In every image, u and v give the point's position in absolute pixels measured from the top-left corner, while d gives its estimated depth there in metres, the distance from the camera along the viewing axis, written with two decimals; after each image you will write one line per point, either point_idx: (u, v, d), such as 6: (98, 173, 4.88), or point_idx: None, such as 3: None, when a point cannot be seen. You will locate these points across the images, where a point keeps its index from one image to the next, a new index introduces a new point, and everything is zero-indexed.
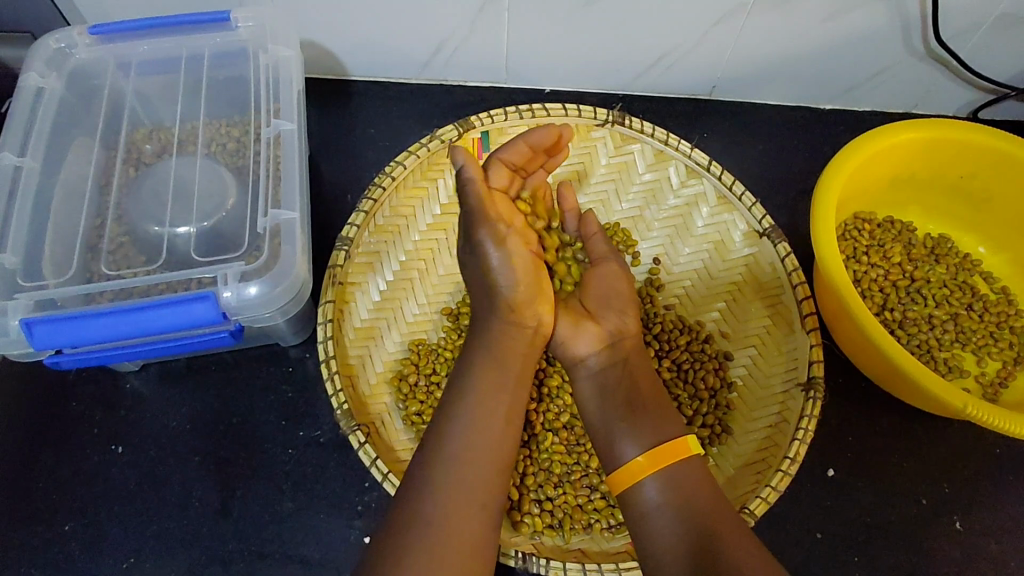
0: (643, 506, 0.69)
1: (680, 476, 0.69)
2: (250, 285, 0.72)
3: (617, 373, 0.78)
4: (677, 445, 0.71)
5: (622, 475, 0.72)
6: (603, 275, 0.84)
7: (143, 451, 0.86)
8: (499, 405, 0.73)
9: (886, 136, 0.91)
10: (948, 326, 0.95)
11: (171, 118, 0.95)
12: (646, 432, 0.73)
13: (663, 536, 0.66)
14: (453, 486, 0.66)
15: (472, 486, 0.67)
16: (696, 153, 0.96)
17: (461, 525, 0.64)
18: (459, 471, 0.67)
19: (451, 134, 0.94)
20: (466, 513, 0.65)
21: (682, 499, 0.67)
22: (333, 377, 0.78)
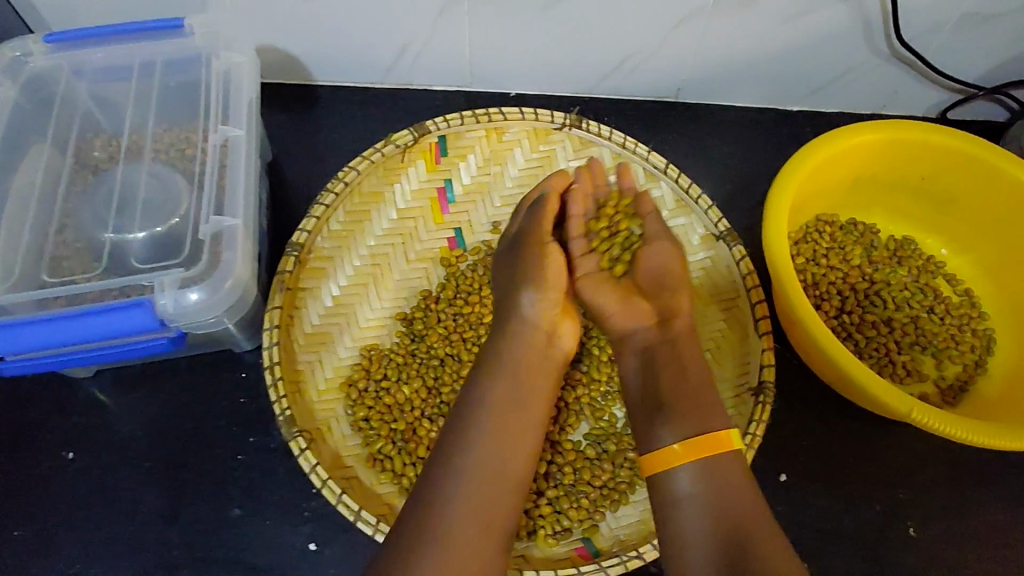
0: (671, 494, 0.68)
1: (717, 471, 0.67)
2: (188, 291, 0.72)
3: (667, 353, 0.75)
4: (719, 437, 0.69)
5: (658, 456, 0.70)
6: (657, 256, 0.79)
7: (95, 456, 0.86)
8: (516, 418, 0.73)
9: (843, 138, 0.90)
10: (908, 328, 0.94)
11: (120, 123, 0.95)
12: (688, 422, 0.70)
13: (690, 530, 0.66)
14: (465, 500, 0.67)
15: (484, 501, 0.67)
16: (653, 156, 0.95)
17: (472, 539, 0.65)
18: (469, 483, 0.68)
19: (406, 138, 0.94)
20: (478, 528, 0.66)
21: (717, 491, 0.66)
22: (277, 383, 0.78)
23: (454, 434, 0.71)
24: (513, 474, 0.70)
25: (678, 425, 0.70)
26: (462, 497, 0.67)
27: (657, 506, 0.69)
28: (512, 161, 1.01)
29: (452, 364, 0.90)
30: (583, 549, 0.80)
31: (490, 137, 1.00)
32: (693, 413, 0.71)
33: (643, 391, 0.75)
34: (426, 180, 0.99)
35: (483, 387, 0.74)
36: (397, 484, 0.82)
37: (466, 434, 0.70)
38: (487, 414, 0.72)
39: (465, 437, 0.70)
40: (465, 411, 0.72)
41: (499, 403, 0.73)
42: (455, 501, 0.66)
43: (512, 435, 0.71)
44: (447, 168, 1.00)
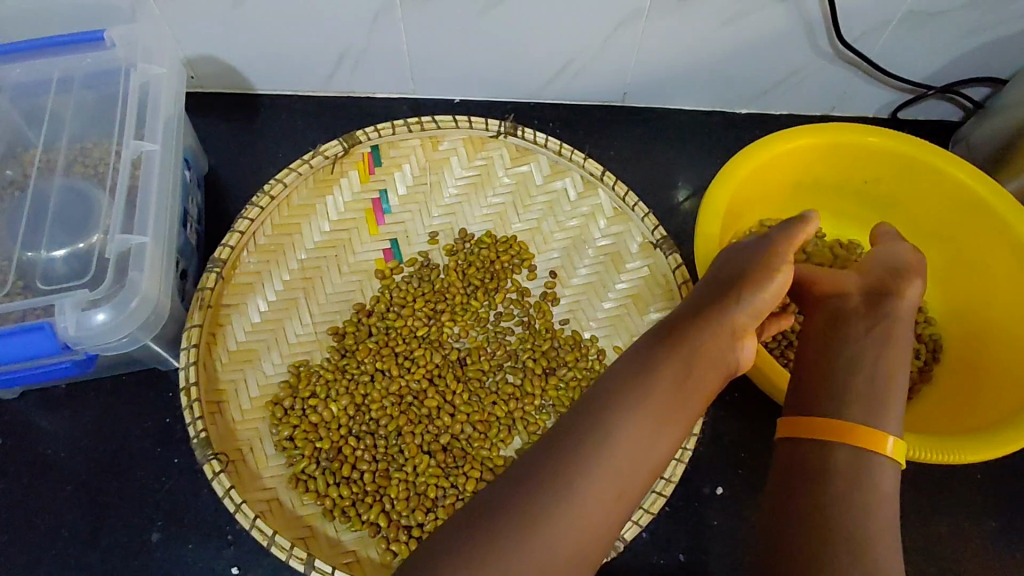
0: (797, 460, 0.66)
1: (853, 465, 0.63)
2: (91, 312, 0.70)
3: (869, 329, 0.72)
4: (878, 437, 0.65)
5: (794, 424, 0.68)
6: (893, 251, 0.80)
7: (15, 480, 0.84)
8: (676, 407, 0.65)
9: (780, 142, 0.89)
10: None
11: (33, 138, 0.91)
12: (866, 410, 0.66)
13: (802, 501, 0.62)
14: (602, 479, 0.59)
15: (616, 484, 0.59)
16: (589, 163, 0.94)
17: (593, 529, 0.58)
18: (608, 463, 0.60)
19: (335, 149, 0.92)
20: (604, 512, 0.59)
21: (866, 480, 0.63)
22: (192, 404, 0.76)
23: (603, 404, 0.63)
24: (649, 465, 0.62)
25: (848, 411, 0.67)
26: (599, 477, 0.59)
27: (777, 470, 0.67)
28: (449, 171, 1.00)
29: (380, 379, 0.88)
30: None
31: (425, 146, 0.99)
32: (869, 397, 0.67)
33: (835, 370, 0.70)
34: (359, 191, 0.97)
35: (656, 367, 0.66)
36: (319, 504, 0.81)
37: (622, 408, 0.62)
38: (650, 392, 0.64)
39: (617, 410, 0.62)
40: (624, 386, 0.64)
41: (667, 388, 0.64)
42: (594, 478, 0.59)
43: (664, 421, 0.63)
44: (381, 178, 0.98)
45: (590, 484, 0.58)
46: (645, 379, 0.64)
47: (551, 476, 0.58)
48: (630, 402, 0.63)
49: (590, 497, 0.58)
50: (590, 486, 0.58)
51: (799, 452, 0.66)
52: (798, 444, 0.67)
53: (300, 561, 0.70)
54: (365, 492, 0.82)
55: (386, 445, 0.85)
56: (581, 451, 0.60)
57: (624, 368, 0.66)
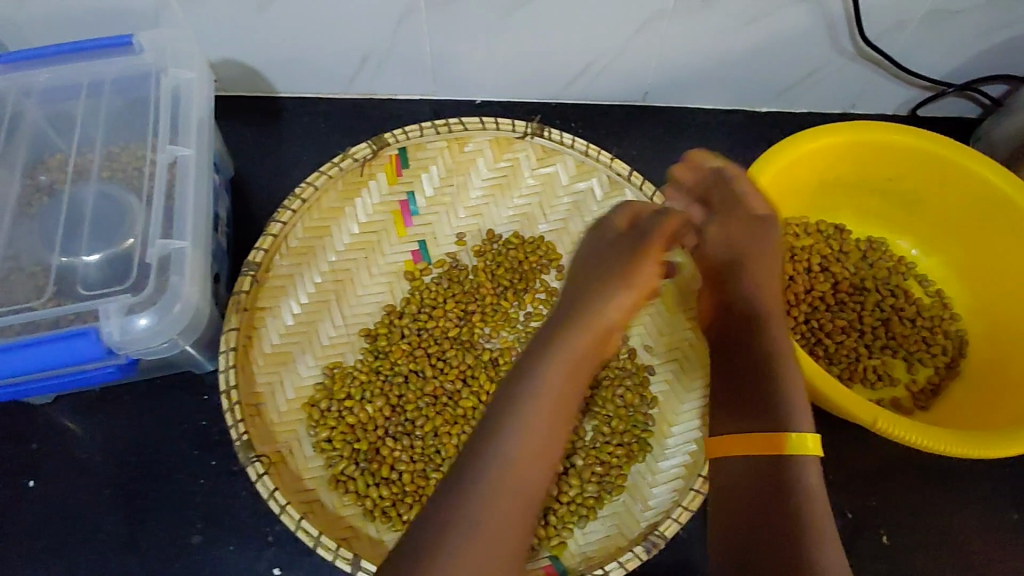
0: (761, 481, 0.64)
1: (802, 484, 0.63)
2: (135, 316, 0.71)
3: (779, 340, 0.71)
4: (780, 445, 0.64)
5: (741, 440, 0.66)
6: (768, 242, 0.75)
7: (53, 484, 0.84)
8: (555, 408, 0.60)
9: (805, 142, 0.90)
10: (878, 331, 0.93)
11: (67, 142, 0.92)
12: (774, 409, 0.66)
13: (780, 526, 0.61)
14: (490, 489, 0.57)
15: (518, 487, 0.57)
16: (616, 163, 0.94)
17: (509, 544, 0.56)
18: (500, 471, 0.57)
19: (364, 152, 0.93)
20: (507, 517, 0.57)
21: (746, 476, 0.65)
22: (233, 407, 0.77)
23: (501, 404, 0.60)
24: (537, 470, 0.59)
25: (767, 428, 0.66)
26: (496, 480, 0.57)
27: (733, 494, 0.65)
28: (475, 172, 1.00)
29: (415, 381, 0.89)
30: (551, 566, 0.78)
31: (451, 148, 0.99)
32: (772, 405, 0.66)
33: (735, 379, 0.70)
34: (387, 193, 0.98)
35: (533, 384, 0.60)
36: (360, 505, 0.81)
37: (509, 412, 0.59)
38: (500, 427, 0.59)
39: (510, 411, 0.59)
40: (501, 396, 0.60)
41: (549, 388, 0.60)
42: (490, 483, 0.57)
43: (535, 426, 0.59)
44: (408, 181, 0.98)
45: (486, 494, 0.56)
46: (531, 387, 0.60)
47: (458, 491, 0.57)
48: (479, 435, 0.59)
49: (482, 508, 0.56)
50: (491, 496, 0.56)
51: (755, 471, 0.65)
52: (757, 462, 0.65)
53: (347, 561, 0.71)
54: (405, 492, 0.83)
55: (423, 445, 0.85)
56: (480, 472, 0.57)
57: (505, 384, 0.61)
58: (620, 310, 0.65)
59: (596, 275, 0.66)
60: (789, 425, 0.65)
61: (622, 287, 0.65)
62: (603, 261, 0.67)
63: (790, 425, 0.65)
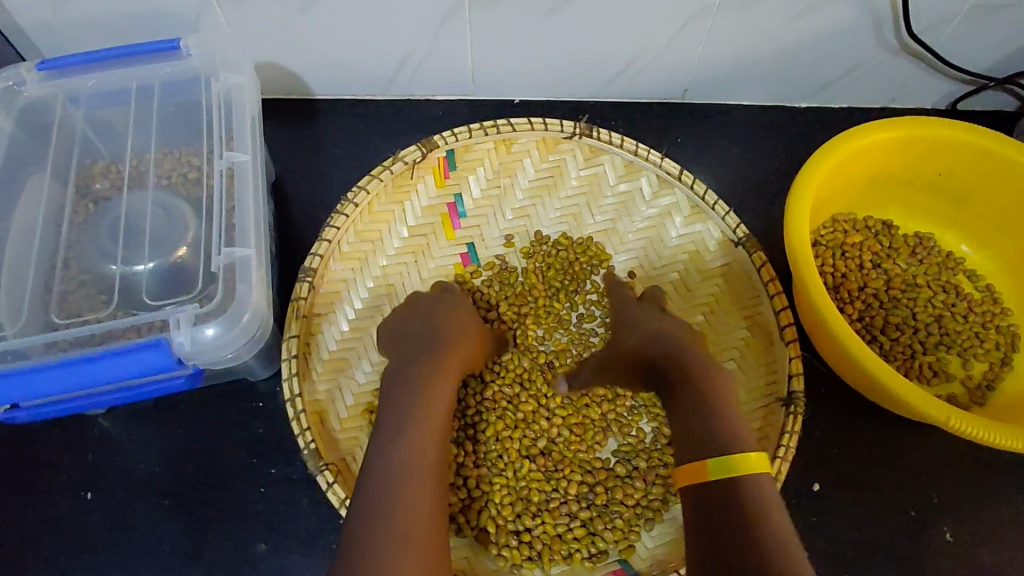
0: (717, 512, 0.62)
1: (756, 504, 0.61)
2: (205, 327, 0.70)
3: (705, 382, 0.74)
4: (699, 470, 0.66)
5: (692, 471, 0.67)
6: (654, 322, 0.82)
7: (110, 496, 0.84)
8: (431, 410, 0.70)
9: (860, 137, 0.88)
10: (933, 327, 0.92)
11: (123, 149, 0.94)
12: (704, 439, 0.68)
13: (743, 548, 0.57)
14: (404, 483, 0.64)
15: (423, 486, 0.65)
16: (666, 163, 0.94)
17: (414, 526, 0.62)
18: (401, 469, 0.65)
19: (414, 155, 0.91)
20: (422, 503, 0.64)
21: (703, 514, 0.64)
22: (299, 416, 0.76)
23: (383, 433, 0.68)
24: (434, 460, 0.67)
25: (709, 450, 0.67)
26: (404, 473, 0.65)
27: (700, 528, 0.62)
28: (521, 174, 0.98)
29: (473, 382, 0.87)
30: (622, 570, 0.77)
31: (498, 148, 0.97)
32: (706, 435, 0.68)
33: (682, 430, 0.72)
34: (435, 196, 0.96)
35: (406, 393, 0.72)
36: None
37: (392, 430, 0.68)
38: (399, 419, 0.69)
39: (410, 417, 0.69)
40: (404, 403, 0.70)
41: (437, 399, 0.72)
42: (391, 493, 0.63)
43: (418, 437, 0.68)
44: (456, 183, 0.97)
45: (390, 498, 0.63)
46: (411, 396, 0.71)
47: (368, 499, 0.63)
48: (386, 434, 0.68)
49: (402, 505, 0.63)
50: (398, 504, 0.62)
51: (711, 502, 0.64)
52: (708, 496, 0.64)
53: None
54: (470, 497, 0.81)
55: (485, 449, 0.84)
56: (390, 462, 0.65)
57: (390, 397, 0.72)
58: (463, 340, 0.80)
59: (432, 321, 0.80)
60: (713, 449, 0.67)
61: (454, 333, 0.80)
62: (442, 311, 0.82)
63: (726, 447, 0.66)
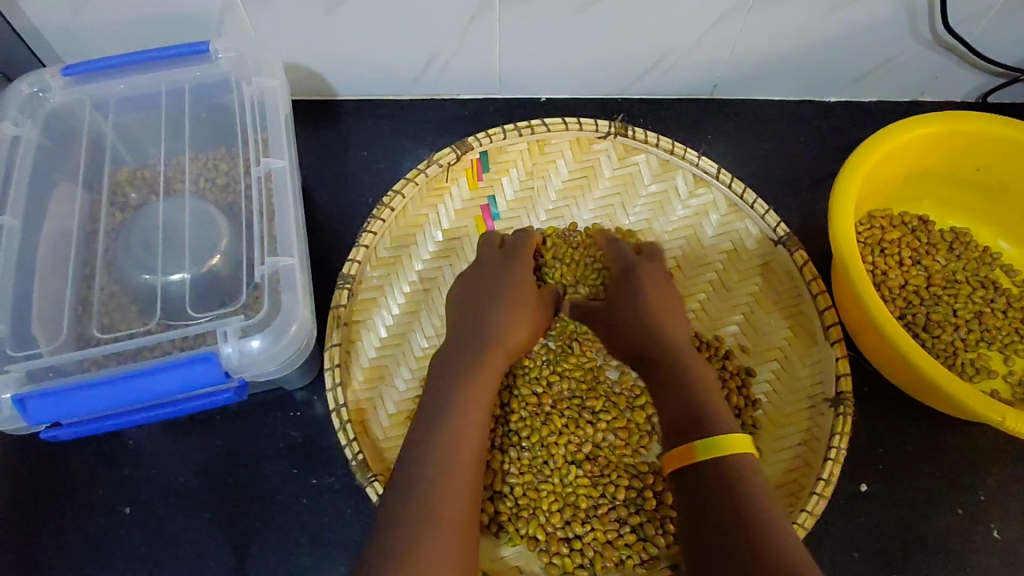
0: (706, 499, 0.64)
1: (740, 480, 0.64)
2: (252, 339, 0.69)
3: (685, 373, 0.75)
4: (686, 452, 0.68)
5: (678, 455, 0.69)
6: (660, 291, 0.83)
7: (150, 510, 0.82)
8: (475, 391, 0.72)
9: (900, 134, 0.87)
10: (973, 324, 0.92)
11: (154, 156, 0.93)
12: (694, 420, 0.70)
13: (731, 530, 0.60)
14: (448, 468, 0.64)
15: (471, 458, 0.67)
16: (704, 162, 0.92)
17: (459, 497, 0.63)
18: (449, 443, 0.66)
19: (449, 157, 0.90)
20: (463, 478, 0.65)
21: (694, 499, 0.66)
22: (345, 426, 0.75)
23: (430, 411, 0.69)
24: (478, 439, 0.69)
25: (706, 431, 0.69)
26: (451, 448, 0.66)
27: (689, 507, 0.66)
28: (555, 174, 0.97)
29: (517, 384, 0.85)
30: None
31: (532, 149, 0.95)
32: (684, 422, 0.71)
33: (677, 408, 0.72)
34: (469, 198, 0.95)
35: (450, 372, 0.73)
36: None
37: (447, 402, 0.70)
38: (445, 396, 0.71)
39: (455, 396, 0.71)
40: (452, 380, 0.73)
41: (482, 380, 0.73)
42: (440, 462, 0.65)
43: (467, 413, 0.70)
44: (489, 184, 0.96)
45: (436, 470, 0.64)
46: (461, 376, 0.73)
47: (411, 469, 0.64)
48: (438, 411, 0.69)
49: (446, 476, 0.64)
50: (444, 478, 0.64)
51: (696, 484, 0.66)
52: (692, 479, 0.67)
53: None
54: (518, 505, 0.80)
55: (532, 454, 0.83)
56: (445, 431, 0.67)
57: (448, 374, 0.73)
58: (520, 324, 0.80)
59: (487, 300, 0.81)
60: (705, 429, 0.69)
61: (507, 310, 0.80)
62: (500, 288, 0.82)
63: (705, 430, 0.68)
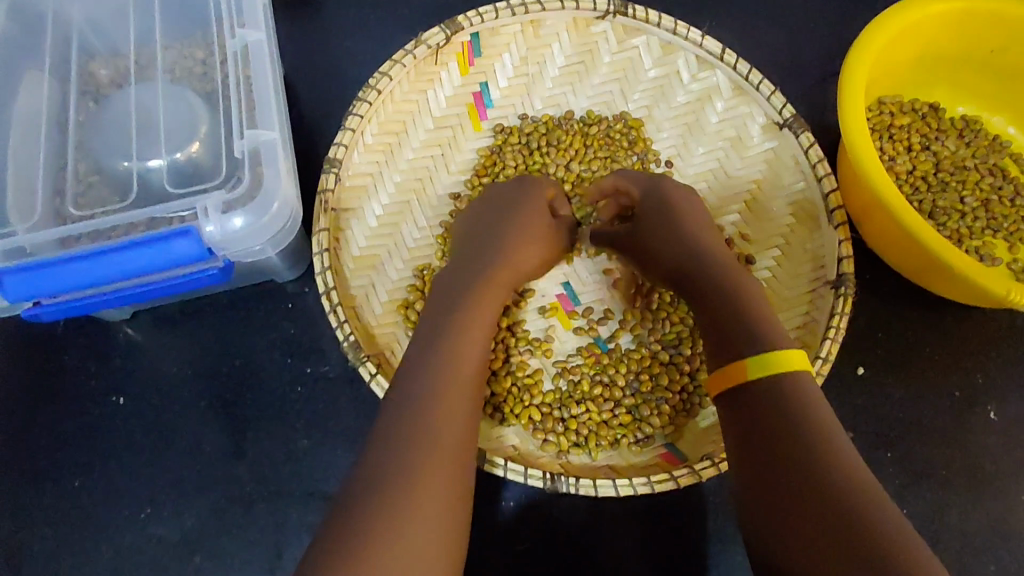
0: (762, 425, 0.59)
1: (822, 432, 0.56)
2: (235, 217, 0.66)
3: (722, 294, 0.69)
4: (734, 371, 0.62)
5: (730, 374, 0.63)
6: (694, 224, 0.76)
7: (145, 400, 0.81)
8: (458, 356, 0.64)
9: (915, 8, 0.82)
10: (979, 212, 0.89)
11: (125, 42, 0.87)
12: (745, 334, 0.64)
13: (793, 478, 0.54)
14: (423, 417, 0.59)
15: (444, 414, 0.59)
16: (709, 42, 0.86)
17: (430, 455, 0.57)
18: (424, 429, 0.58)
19: (437, 38, 0.84)
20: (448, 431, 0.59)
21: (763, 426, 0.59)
22: (335, 308, 0.74)
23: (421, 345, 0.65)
24: (465, 407, 0.61)
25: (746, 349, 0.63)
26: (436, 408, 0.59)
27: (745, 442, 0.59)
28: (550, 58, 0.92)
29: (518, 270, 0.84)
30: (670, 453, 0.77)
31: (526, 31, 0.90)
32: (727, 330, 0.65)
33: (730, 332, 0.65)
34: (460, 85, 0.90)
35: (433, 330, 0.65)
36: None
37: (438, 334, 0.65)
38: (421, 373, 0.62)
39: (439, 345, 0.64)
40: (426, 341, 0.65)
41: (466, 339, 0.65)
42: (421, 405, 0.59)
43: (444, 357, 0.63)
44: (481, 71, 0.91)
45: (406, 461, 0.55)
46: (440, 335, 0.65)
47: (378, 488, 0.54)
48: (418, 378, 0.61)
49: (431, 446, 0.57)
50: (421, 470, 0.55)
51: (752, 407, 0.60)
52: (753, 403, 0.60)
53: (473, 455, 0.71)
54: (516, 386, 0.80)
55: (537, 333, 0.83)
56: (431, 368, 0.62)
57: (428, 334, 0.65)
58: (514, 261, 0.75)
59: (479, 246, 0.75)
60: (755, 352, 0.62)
61: (499, 256, 0.74)
62: (507, 213, 0.78)
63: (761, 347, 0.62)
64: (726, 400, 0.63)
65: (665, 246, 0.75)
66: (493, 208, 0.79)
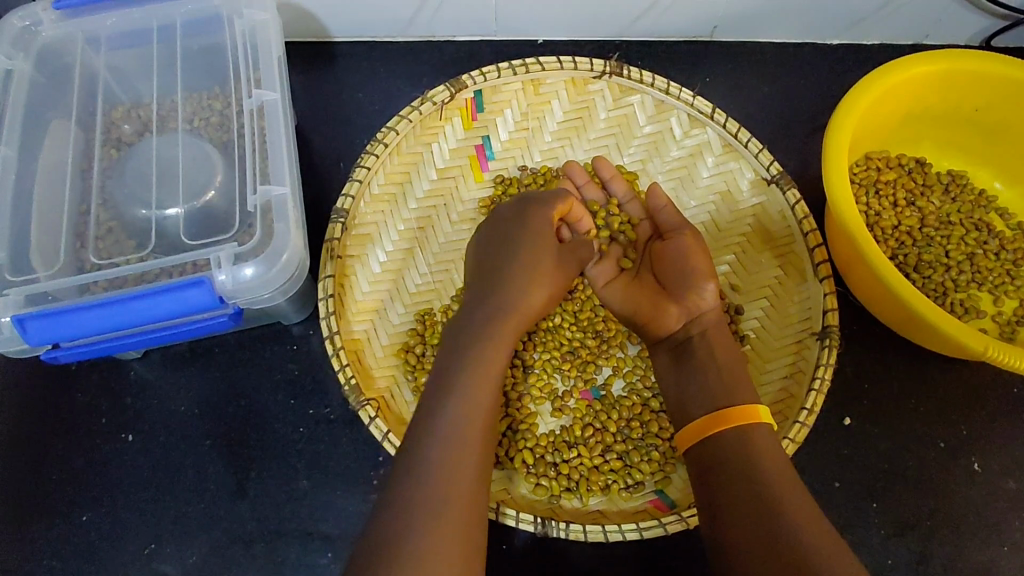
0: (738, 470, 0.63)
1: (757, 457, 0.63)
2: (246, 267, 0.72)
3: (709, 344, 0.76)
4: (744, 411, 0.68)
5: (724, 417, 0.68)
6: (678, 248, 0.81)
7: (153, 438, 0.85)
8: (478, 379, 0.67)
9: (896, 73, 0.86)
10: (965, 265, 0.92)
11: (149, 93, 0.92)
12: (720, 387, 0.71)
13: (754, 521, 0.58)
14: (445, 459, 0.61)
15: (465, 463, 0.62)
16: (699, 101, 0.90)
17: (453, 500, 0.59)
18: (452, 461, 0.61)
19: (443, 95, 0.89)
20: (466, 478, 0.61)
21: (739, 471, 0.63)
22: (338, 352, 0.77)
23: (441, 381, 0.67)
24: (473, 448, 0.63)
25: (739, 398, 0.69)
26: (448, 450, 0.62)
27: (726, 478, 0.63)
28: (550, 113, 0.96)
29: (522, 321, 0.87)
30: (658, 500, 0.79)
31: (527, 89, 0.94)
32: (718, 390, 0.71)
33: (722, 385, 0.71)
34: (463, 138, 0.95)
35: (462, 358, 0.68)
36: None
37: (451, 374, 0.67)
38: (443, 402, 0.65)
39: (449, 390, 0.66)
40: (450, 378, 0.66)
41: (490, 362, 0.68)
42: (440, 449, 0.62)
43: (462, 401, 0.65)
44: (483, 125, 0.95)
45: (433, 496, 0.59)
46: (467, 367, 0.67)
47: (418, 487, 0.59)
48: (436, 410, 0.64)
49: (446, 487, 0.60)
50: (439, 507, 0.58)
51: (731, 456, 0.64)
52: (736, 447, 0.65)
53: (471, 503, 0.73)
54: (512, 431, 0.83)
55: None
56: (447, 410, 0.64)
57: (446, 365, 0.68)
58: (535, 294, 0.75)
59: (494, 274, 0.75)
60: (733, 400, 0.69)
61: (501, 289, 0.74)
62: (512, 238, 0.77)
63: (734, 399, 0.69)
64: (710, 441, 0.67)
65: (676, 281, 0.79)
66: (489, 234, 0.80)
